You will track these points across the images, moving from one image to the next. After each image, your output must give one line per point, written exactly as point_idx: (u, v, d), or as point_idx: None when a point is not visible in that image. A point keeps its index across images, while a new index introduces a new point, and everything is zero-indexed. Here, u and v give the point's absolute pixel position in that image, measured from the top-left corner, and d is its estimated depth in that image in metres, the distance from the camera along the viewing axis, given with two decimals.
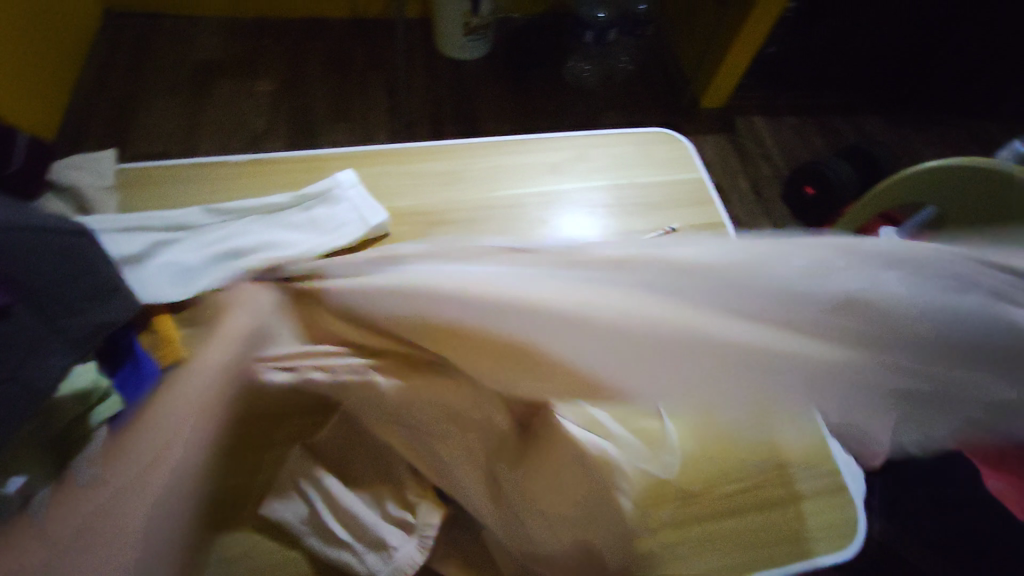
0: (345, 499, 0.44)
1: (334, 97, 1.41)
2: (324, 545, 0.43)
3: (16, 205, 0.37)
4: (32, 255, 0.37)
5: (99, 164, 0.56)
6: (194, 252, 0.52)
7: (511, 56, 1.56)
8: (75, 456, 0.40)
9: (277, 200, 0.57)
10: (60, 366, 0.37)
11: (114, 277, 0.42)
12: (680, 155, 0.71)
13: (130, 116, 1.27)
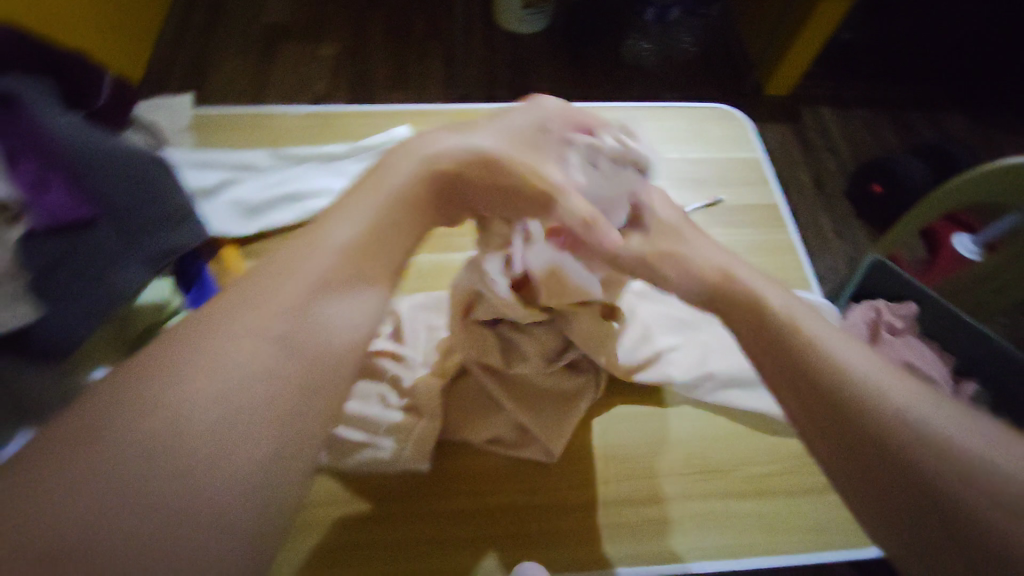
0: (351, 408, 0.45)
1: (395, 64, 1.43)
2: (344, 460, 0.44)
3: (106, 135, 0.43)
4: (115, 176, 0.41)
5: (176, 106, 0.60)
6: (256, 191, 0.56)
7: (570, 32, 1.54)
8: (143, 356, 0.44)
9: (335, 148, 0.60)
10: (132, 278, 0.40)
11: (187, 207, 0.45)
12: (736, 133, 0.69)
13: (205, 73, 1.34)
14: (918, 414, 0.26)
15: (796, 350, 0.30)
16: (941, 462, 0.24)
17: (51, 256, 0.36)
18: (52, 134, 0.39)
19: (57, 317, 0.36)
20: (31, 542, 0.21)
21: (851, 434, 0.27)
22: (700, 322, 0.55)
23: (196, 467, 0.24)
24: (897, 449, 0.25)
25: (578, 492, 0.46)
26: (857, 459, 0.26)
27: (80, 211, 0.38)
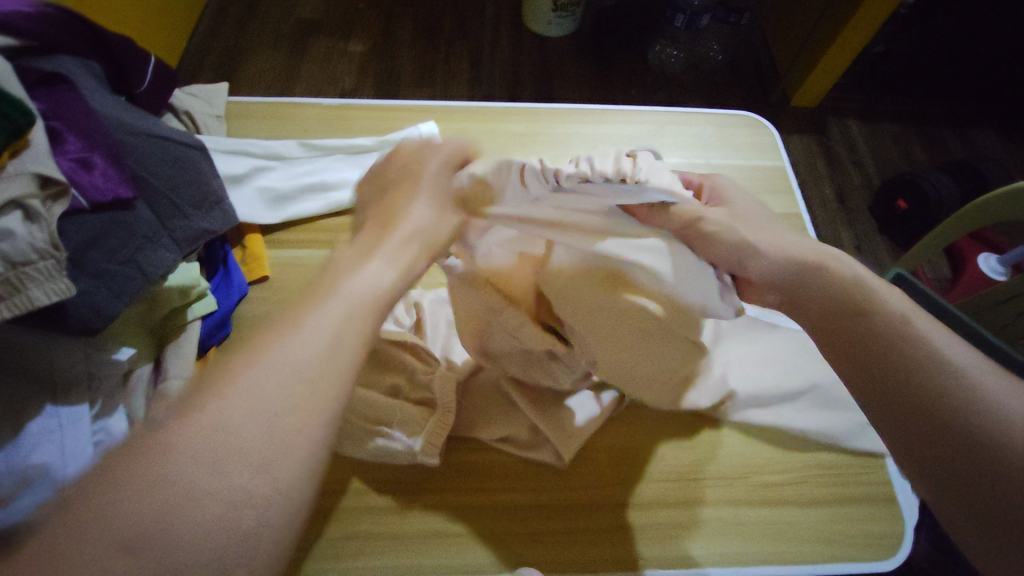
0: (366, 395, 0.46)
1: (421, 62, 1.45)
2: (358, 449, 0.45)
3: (145, 119, 0.45)
4: (151, 159, 0.43)
5: (212, 94, 0.61)
6: (283, 180, 0.57)
7: (597, 36, 1.54)
8: (170, 343, 0.45)
9: (363, 141, 0.60)
10: (165, 261, 0.41)
11: (220, 192, 0.46)
12: (763, 142, 0.68)
13: (236, 64, 1.37)
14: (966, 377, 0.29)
15: (862, 320, 0.33)
16: (977, 418, 0.28)
17: (86, 235, 0.37)
18: (98, 118, 0.40)
19: (90, 295, 0.37)
20: (102, 532, 0.20)
21: (900, 390, 0.30)
22: (786, 339, 0.55)
23: (244, 486, 0.22)
24: (942, 402, 0.29)
25: (589, 495, 0.46)
26: (899, 411, 0.30)
27: (118, 191, 0.39)
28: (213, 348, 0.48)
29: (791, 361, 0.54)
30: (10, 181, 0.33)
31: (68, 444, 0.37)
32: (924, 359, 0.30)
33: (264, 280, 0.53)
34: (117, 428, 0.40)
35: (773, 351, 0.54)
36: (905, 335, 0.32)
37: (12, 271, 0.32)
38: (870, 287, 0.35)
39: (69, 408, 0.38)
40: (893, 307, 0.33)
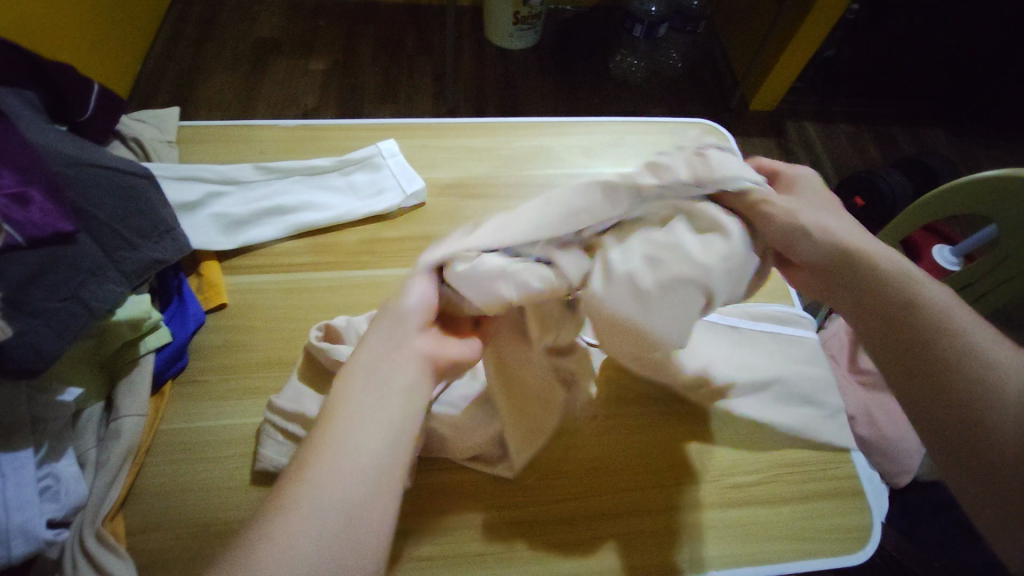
0: None
1: (384, 78, 1.44)
2: None
3: (87, 148, 0.43)
4: (92, 189, 0.41)
5: (161, 120, 0.60)
6: (239, 206, 0.56)
7: (559, 48, 1.56)
8: (121, 380, 0.43)
9: (321, 162, 0.60)
10: (111, 295, 0.39)
11: (172, 220, 0.45)
12: (719, 147, 0.70)
13: (193, 86, 1.34)
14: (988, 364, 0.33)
15: (912, 309, 0.36)
16: (995, 400, 0.32)
17: (28, 271, 0.36)
18: (35, 150, 0.40)
19: (31, 334, 0.35)
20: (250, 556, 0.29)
21: (931, 373, 0.34)
22: (791, 335, 0.56)
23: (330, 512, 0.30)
24: (973, 386, 0.33)
25: (566, 508, 0.46)
26: (931, 391, 0.34)
27: (57, 225, 0.38)
28: (168, 382, 0.47)
29: (787, 357, 0.55)
30: None
31: (15, 491, 0.35)
32: (959, 348, 0.34)
33: (221, 308, 0.52)
34: (67, 473, 0.38)
35: (773, 344, 0.55)
36: (945, 328, 0.35)
37: None
38: (916, 280, 0.38)
39: (12, 454, 0.36)
40: (936, 298, 0.37)
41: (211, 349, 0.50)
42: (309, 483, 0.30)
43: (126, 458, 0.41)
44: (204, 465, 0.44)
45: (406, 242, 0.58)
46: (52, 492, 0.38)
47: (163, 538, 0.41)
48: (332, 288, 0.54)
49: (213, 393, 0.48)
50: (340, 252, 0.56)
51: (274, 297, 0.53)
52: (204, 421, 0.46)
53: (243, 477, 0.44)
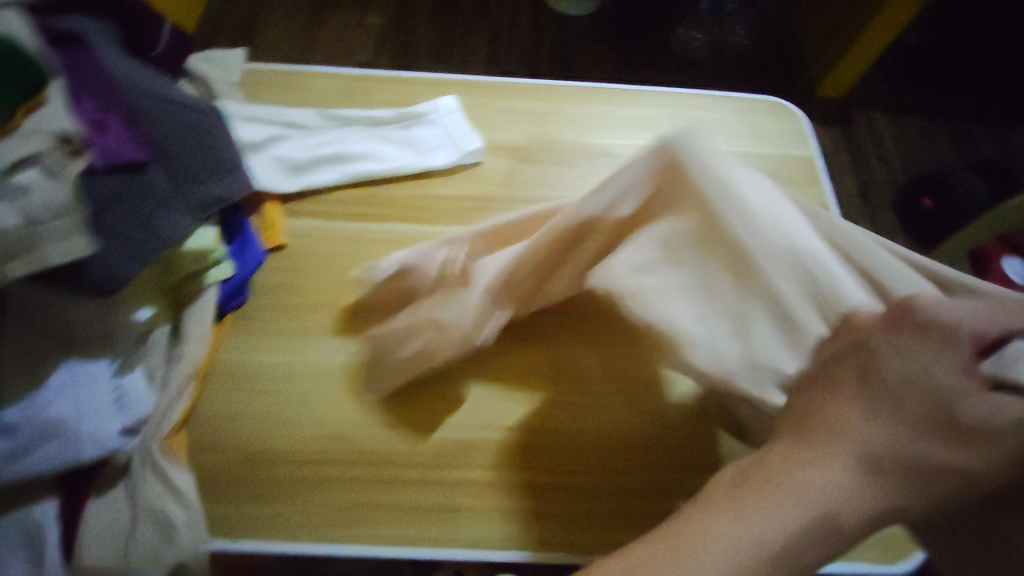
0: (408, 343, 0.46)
1: (439, 38, 1.42)
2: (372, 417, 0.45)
3: (164, 83, 0.44)
4: (167, 123, 0.42)
5: (228, 61, 0.60)
6: (299, 150, 0.56)
7: (620, 16, 1.50)
8: (186, 308, 0.46)
9: (381, 114, 0.60)
10: (181, 228, 0.41)
11: (236, 161, 0.46)
12: (789, 129, 0.67)
13: (253, 34, 1.35)
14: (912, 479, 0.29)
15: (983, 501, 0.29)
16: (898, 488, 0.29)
17: (105, 194, 0.37)
18: (118, 78, 0.40)
19: (108, 254, 0.36)
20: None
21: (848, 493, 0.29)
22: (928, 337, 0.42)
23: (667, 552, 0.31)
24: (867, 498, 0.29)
25: (608, 481, 0.45)
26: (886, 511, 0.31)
27: (134, 154, 0.38)
28: (228, 314, 0.49)
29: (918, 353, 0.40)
30: (23, 137, 0.30)
31: (87, 400, 0.37)
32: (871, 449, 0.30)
33: (280, 250, 0.53)
34: (133, 387, 0.41)
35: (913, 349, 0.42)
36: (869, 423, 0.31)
37: (29, 227, 0.30)
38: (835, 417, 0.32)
39: (87, 365, 0.38)
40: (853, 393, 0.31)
41: (268, 288, 0.51)
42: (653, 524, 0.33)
43: (188, 378, 0.44)
44: (258, 398, 0.46)
45: (459, 201, 0.57)
46: (121, 404, 0.40)
47: (221, 459, 0.44)
48: (386, 240, 0.54)
49: (268, 331, 0.49)
50: (396, 205, 0.57)
51: (331, 243, 0.54)
52: (259, 356, 0.48)
53: (292, 414, 0.46)
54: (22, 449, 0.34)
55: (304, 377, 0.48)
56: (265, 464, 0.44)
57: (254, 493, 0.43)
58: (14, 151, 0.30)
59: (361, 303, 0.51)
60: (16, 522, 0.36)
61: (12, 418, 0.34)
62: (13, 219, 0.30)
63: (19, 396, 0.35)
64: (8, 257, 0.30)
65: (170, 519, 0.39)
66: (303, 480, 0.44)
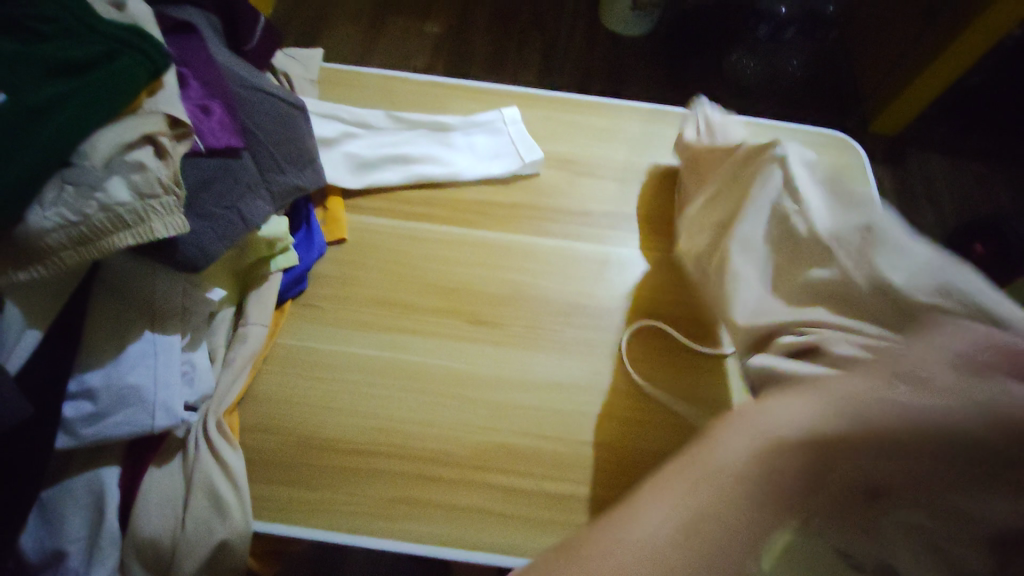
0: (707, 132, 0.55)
1: (492, 50, 1.45)
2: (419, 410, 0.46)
3: (255, 74, 0.47)
4: (257, 111, 0.45)
5: (309, 59, 0.63)
6: (369, 149, 0.58)
7: (674, 39, 1.51)
8: (252, 291, 0.48)
9: (447, 120, 0.62)
10: (261, 211, 0.42)
11: (314, 152, 0.48)
12: (852, 164, 0.66)
13: (317, 34, 1.41)
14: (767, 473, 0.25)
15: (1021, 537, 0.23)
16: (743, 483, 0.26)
17: (201, 177, 0.39)
18: (217, 69, 0.42)
19: (200, 234, 0.38)
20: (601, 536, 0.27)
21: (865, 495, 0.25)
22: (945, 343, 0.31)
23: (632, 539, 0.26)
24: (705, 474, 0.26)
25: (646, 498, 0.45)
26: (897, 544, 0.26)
27: (231, 140, 0.41)
28: (288, 301, 0.51)
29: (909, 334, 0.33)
30: (143, 117, 0.33)
31: (162, 371, 0.39)
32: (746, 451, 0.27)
33: (341, 243, 0.55)
34: (201, 362, 0.43)
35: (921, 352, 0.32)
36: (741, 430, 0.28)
37: (138, 202, 0.32)
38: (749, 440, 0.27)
39: (164, 336, 0.40)
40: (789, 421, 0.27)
41: (328, 279, 0.53)
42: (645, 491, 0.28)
43: (247, 360, 0.46)
44: (311, 383, 0.48)
45: (514, 209, 0.59)
46: (189, 377, 0.42)
47: (270, 439, 0.46)
48: (443, 241, 0.56)
49: (323, 319, 0.51)
50: (453, 208, 0.58)
51: (389, 241, 0.55)
52: (315, 343, 0.50)
53: (341, 403, 0.47)
54: (104, 411, 0.36)
55: (354, 368, 0.49)
56: (314, 449, 0.45)
57: (299, 475, 0.44)
58: (139, 129, 0.33)
59: (414, 300, 0.52)
60: (84, 482, 0.38)
61: (94, 383, 0.36)
62: (125, 193, 0.32)
63: (103, 360, 0.37)
64: (118, 227, 0.32)
65: (222, 493, 0.41)
66: (347, 469, 0.45)
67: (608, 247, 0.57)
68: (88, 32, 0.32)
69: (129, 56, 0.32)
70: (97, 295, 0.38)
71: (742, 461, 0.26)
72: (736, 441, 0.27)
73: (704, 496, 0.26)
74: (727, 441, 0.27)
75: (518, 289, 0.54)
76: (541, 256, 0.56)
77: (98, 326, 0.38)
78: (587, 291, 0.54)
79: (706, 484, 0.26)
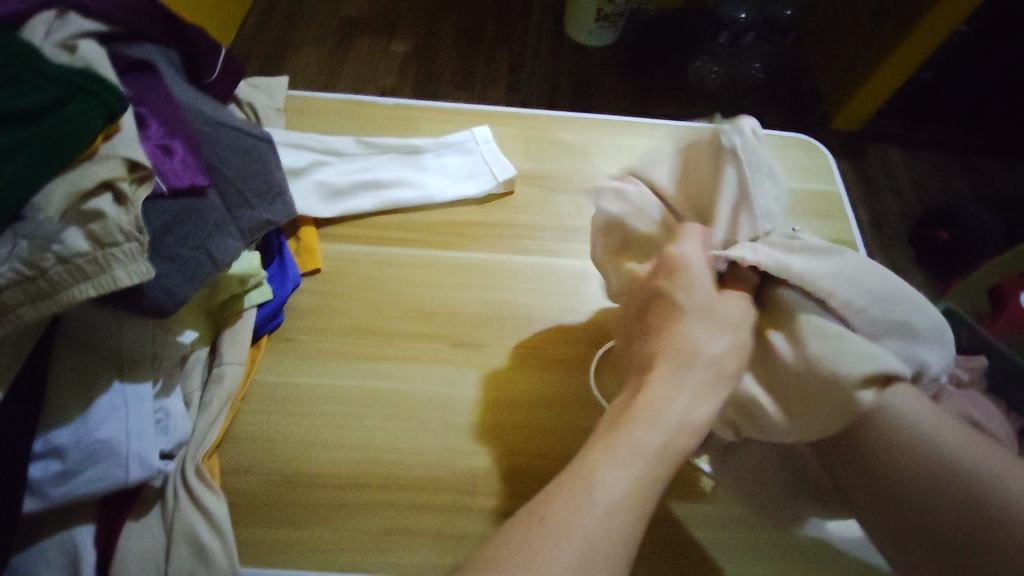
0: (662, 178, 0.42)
1: (460, 65, 1.46)
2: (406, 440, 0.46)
3: (218, 109, 0.46)
4: (220, 147, 0.44)
5: (274, 88, 0.62)
6: (340, 176, 0.58)
7: (638, 48, 1.54)
8: (226, 329, 0.47)
9: (418, 142, 0.61)
10: (230, 249, 0.41)
11: (282, 183, 0.47)
12: (818, 165, 0.67)
13: (283, 59, 1.40)
14: (679, 417, 0.31)
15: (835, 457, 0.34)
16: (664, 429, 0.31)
17: (165, 219, 0.38)
18: (178, 107, 0.41)
19: (166, 277, 0.37)
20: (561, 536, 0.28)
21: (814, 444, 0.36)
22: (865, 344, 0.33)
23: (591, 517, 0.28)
24: (634, 441, 0.30)
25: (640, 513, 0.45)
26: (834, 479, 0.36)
27: (195, 179, 0.40)
28: (264, 336, 0.50)
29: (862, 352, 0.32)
30: (100, 163, 0.32)
31: (134, 422, 0.37)
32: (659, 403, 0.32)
33: (317, 272, 0.54)
34: (175, 408, 0.41)
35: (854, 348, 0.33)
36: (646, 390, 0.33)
37: (98, 251, 0.31)
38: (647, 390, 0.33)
39: (134, 385, 0.38)
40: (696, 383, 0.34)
41: (305, 311, 0.52)
42: (598, 471, 0.30)
43: (224, 401, 0.45)
44: (293, 420, 0.47)
45: (490, 228, 0.58)
46: (163, 426, 0.40)
47: (253, 481, 0.44)
48: (421, 264, 0.55)
49: (302, 353, 0.50)
50: (428, 231, 0.58)
51: (366, 268, 0.55)
52: (295, 378, 0.49)
53: (325, 438, 0.46)
54: (74, 468, 0.35)
55: (335, 402, 0.48)
56: (299, 487, 0.44)
57: (284, 516, 0.43)
58: (96, 175, 0.31)
59: (395, 327, 0.52)
60: (57, 544, 0.37)
61: (62, 440, 0.35)
62: (84, 243, 0.31)
63: (70, 416, 0.36)
64: (78, 278, 0.31)
65: (204, 543, 0.39)
66: (334, 505, 0.44)
67: (586, 261, 0.57)
68: (38, 79, 0.31)
69: (82, 101, 0.31)
70: (62, 348, 0.37)
71: (670, 432, 0.30)
72: (675, 402, 0.31)
73: (647, 464, 0.29)
74: (664, 397, 0.31)
75: (498, 309, 0.53)
76: (520, 275, 0.56)
77: (63, 380, 0.36)
78: (568, 307, 0.54)
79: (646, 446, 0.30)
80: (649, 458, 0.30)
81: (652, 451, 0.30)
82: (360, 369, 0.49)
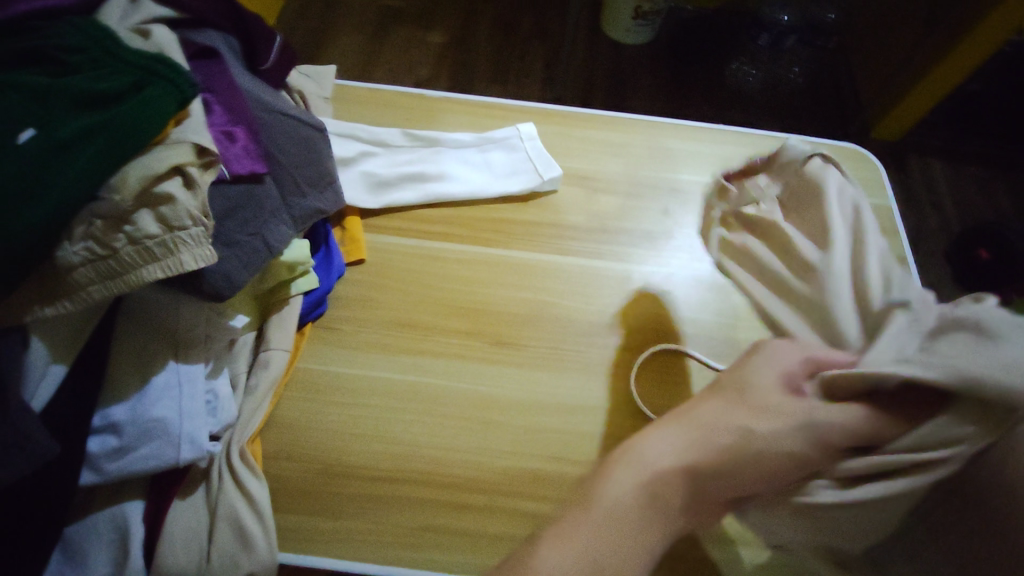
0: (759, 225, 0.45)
1: (495, 59, 1.45)
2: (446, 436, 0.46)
3: (274, 97, 0.47)
4: (277, 134, 0.44)
5: (323, 76, 0.62)
6: (386, 168, 0.58)
7: (676, 48, 1.51)
8: (273, 315, 0.47)
9: (464, 137, 0.61)
10: (283, 235, 0.42)
11: (333, 173, 0.48)
12: (868, 177, 0.66)
13: (321, 46, 1.41)
14: (654, 489, 0.31)
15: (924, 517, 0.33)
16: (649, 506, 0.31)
17: (225, 205, 0.38)
18: (240, 94, 0.42)
19: (224, 262, 0.37)
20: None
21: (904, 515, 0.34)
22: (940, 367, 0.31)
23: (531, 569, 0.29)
24: (600, 505, 0.31)
25: None
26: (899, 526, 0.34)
27: (256, 166, 0.40)
28: (309, 324, 0.50)
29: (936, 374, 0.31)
30: (170, 147, 0.32)
31: (187, 403, 0.38)
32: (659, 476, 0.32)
33: (360, 263, 0.54)
34: (223, 391, 0.42)
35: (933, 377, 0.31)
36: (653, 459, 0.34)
37: (167, 235, 0.32)
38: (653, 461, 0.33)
39: (188, 366, 0.39)
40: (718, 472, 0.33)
41: (347, 301, 0.52)
42: (558, 528, 0.31)
43: (270, 387, 0.45)
44: (333, 408, 0.47)
45: (532, 227, 0.58)
46: (213, 407, 0.41)
47: (293, 467, 0.45)
48: (463, 260, 0.55)
49: (344, 342, 0.50)
50: (471, 227, 0.57)
51: (410, 261, 0.55)
52: (337, 367, 0.49)
53: (364, 428, 0.46)
54: (129, 445, 0.36)
55: (375, 393, 0.48)
56: (338, 476, 0.45)
57: (323, 503, 0.44)
58: (166, 160, 0.31)
59: (436, 321, 0.52)
60: (108, 517, 0.38)
61: (119, 416, 0.36)
62: (153, 226, 0.31)
63: (126, 393, 0.37)
64: (147, 260, 0.32)
65: (246, 525, 0.40)
66: (372, 495, 0.44)
67: (629, 266, 0.56)
68: (115, 63, 0.31)
69: (157, 85, 0.31)
70: (123, 326, 0.38)
71: (638, 483, 0.31)
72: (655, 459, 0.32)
73: (603, 522, 0.30)
74: (647, 448, 0.32)
75: (538, 309, 0.53)
76: (561, 275, 0.55)
77: (120, 358, 0.37)
78: (609, 310, 0.54)
79: (608, 511, 0.30)
80: (607, 523, 0.30)
81: (611, 504, 0.31)
82: (400, 362, 0.50)
